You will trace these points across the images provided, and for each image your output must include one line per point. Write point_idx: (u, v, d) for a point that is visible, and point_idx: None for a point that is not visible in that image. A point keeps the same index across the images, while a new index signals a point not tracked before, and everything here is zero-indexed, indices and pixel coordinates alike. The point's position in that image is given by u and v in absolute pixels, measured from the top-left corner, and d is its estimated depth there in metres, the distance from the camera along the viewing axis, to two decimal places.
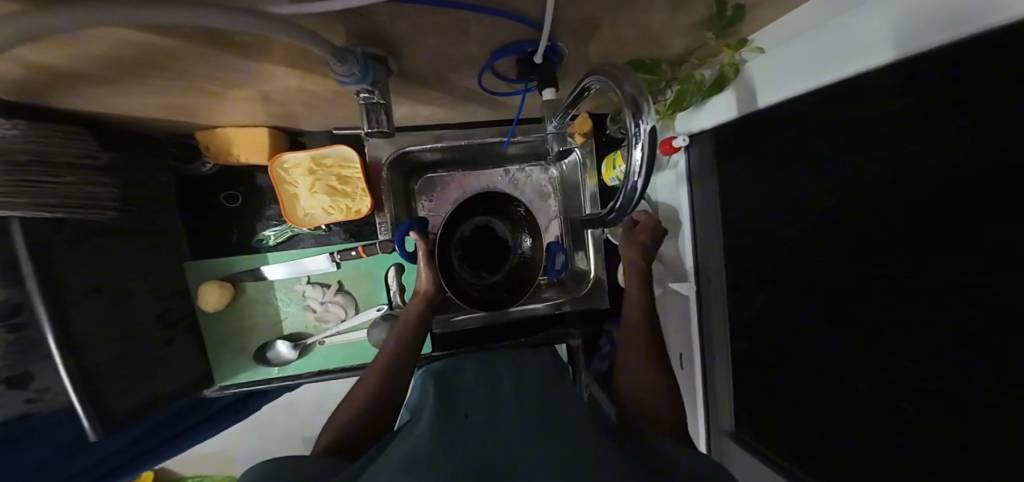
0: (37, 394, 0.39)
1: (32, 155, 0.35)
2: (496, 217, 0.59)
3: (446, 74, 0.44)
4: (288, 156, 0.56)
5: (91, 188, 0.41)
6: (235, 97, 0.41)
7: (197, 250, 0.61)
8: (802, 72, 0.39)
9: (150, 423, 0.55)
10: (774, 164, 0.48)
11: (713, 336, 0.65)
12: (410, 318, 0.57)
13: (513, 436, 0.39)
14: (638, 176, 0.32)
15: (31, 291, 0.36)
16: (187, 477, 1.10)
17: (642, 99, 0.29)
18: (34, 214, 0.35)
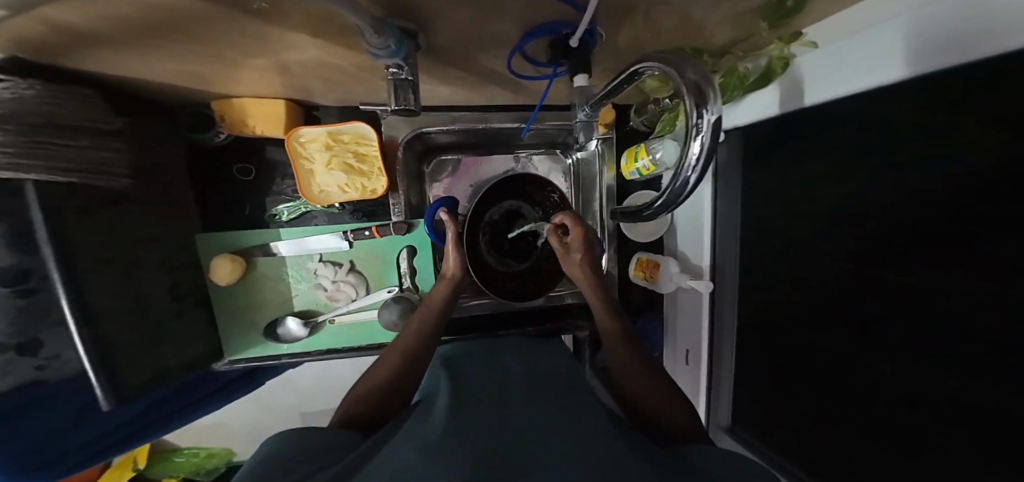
0: (47, 361, 0.41)
1: (44, 117, 0.33)
2: (526, 203, 0.66)
3: (473, 54, 0.43)
4: (304, 130, 0.55)
5: (106, 153, 0.40)
6: (256, 66, 0.39)
7: (211, 222, 0.61)
8: (851, 71, 0.38)
9: (153, 397, 0.56)
10: (812, 163, 0.46)
11: (726, 335, 0.66)
12: (435, 300, 0.57)
13: (530, 429, 0.37)
14: (693, 171, 0.28)
15: (47, 256, 0.34)
16: (183, 448, 1.11)
17: (707, 86, 0.25)
18: (50, 178, 0.34)
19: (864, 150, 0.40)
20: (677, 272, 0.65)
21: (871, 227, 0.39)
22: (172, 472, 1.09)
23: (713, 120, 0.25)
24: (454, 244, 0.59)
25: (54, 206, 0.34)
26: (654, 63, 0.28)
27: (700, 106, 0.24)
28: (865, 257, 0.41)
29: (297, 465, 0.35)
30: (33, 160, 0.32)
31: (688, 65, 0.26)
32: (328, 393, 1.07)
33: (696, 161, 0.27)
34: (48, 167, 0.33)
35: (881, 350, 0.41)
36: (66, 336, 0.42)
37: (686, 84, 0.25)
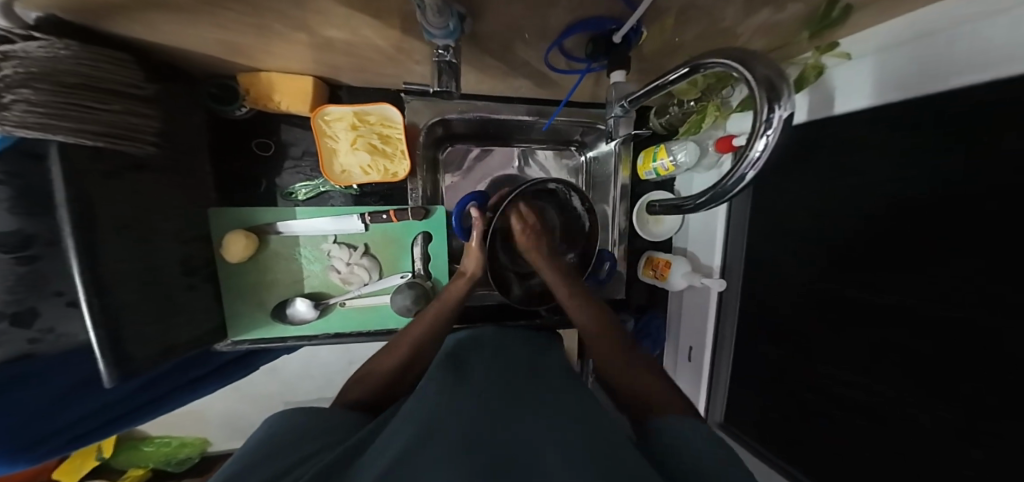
0: (41, 334, 0.38)
1: (79, 78, 0.32)
2: (551, 205, 0.67)
3: (513, 44, 0.43)
4: (332, 109, 0.54)
5: (136, 119, 0.39)
6: (298, 41, 0.39)
7: (223, 197, 0.60)
8: (887, 84, 0.40)
9: (147, 377, 0.54)
10: (826, 173, 0.49)
11: (729, 334, 0.69)
12: (455, 294, 0.58)
13: (528, 418, 0.36)
14: (752, 167, 0.29)
15: (64, 220, 0.32)
16: (153, 437, 1.06)
17: (780, 82, 0.26)
18: (77, 140, 0.32)
19: (877, 162, 0.42)
20: (686, 272, 0.67)
21: (882, 235, 0.42)
22: (137, 462, 1.05)
23: (784, 115, 0.26)
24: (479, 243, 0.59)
25: (82, 170, 0.33)
26: (721, 58, 0.29)
27: (774, 102, 0.25)
28: (875, 263, 0.44)
29: (300, 446, 0.35)
30: (62, 122, 0.30)
31: (759, 60, 0.27)
32: (316, 382, 1.06)
33: (760, 155, 0.28)
34: (77, 129, 0.31)
35: (883, 350, 0.43)
36: (65, 309, 0.39)
37: (758, 78, 0.26)
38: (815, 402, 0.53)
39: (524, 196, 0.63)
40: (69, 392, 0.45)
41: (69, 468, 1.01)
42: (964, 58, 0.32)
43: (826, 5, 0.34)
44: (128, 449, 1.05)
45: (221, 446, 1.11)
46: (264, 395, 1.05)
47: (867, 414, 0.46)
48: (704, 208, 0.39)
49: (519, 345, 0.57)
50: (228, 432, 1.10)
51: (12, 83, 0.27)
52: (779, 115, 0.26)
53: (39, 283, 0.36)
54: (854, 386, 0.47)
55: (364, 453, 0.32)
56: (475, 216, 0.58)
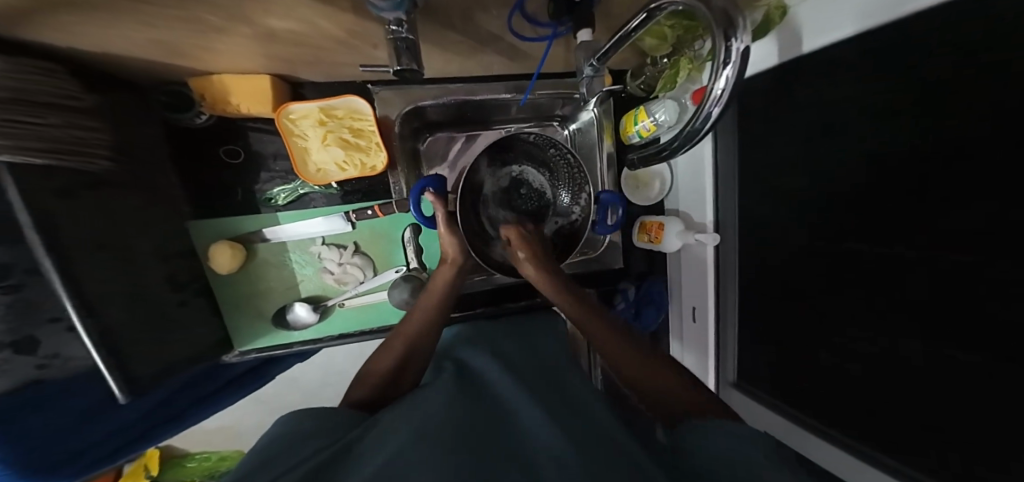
0: (46, 359, 0.37)
1: (10, 93, 0.30)
2: (533, 167, 0.64)
3: (473, 13, 0.41)
4: (294, 106, 0.53)
5: (80, 132, 0.38)
6: (242, 34, 0.37)
7: (201, 211, 0.60)
8: (853, 11, 0.38)
9: (163, 391, 0.55)
10: (811, 115, 0.48)
11: (732, 291, 0.69)
12: (440, 283, 0.56)
13: (532, 426, 0.38)
14: (716, 104, 0.31)
15: (35, 248, 0.32)
16: (193, 453, 1.12)
17: (735, 13, 0.26)
18: (25, 160, 0.31)
19: (859, 96, 0.41)
20: (680, 231, 0.66)
21: (868, 171, 0.41)
22: (183, 477, 1.10)
23: (741, 48, 0.27)
24: (446, 225, 0.57)
25: (39, 188, 0.32)
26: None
27: (730, 35, 0.26)
28: (866, 196, 0.42)
29: (298, 448, 0.35)
30: (7, 140, 0.29)
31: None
32: (335, 388, 1.08)
33: (723, 91, 0.30)
34: (21, 147, 0.30)
35: (883, 285, 0.42)
36: (64, 334, 0.38)
37: (716, 15, 0.26)
38: (822, 350, 0.53)
39: (495, 165, 0.62)
40: (82, 416, 0.45)
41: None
42: None
43: None
44: (172, 466, 1.11)
45: None
46: (285, 405, 1.08)
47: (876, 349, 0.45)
48: (678, 152, 0.43)
49: (522, 351, 0.58)
50: None
51: None
52: (739, 47, 0.26)
53: (38, 313, 0.35)
54: (859, 329, 0.47)
55: (362, 452, 0.32)
56: (434, 200, 0.55)
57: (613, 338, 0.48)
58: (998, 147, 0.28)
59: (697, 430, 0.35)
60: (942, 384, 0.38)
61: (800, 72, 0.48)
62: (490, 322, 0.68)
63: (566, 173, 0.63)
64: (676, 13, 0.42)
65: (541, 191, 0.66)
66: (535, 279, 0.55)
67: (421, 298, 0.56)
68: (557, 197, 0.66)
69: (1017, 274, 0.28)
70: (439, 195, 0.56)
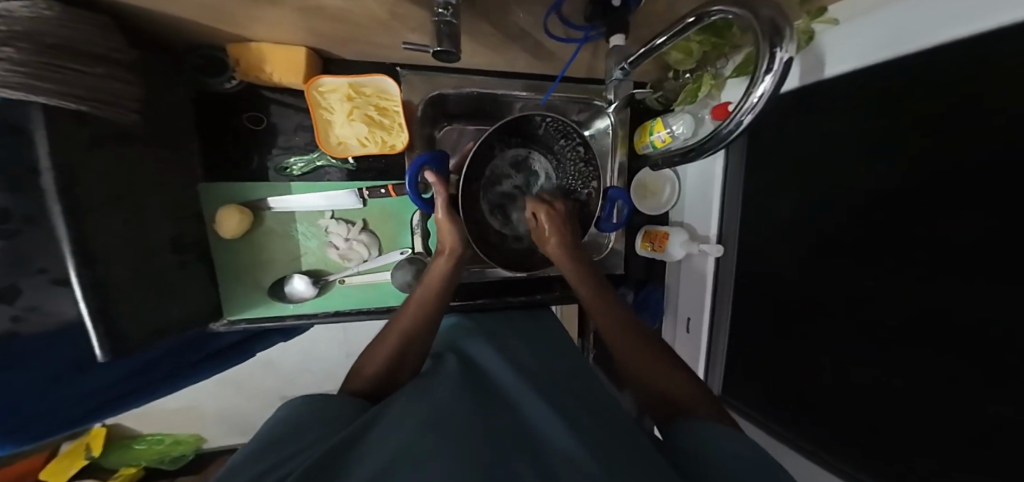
0: (24, 312, 0.35)
1: (57, 39, 0.30)
2: (537, 151, 0.65)
3: (510, 7, 0.42)
4: (325, 80, 0.54)
5: (119, 85, 0.38)
6: (289, 5, 0.38)
7: (213, 174, 0.59)
8: (873, 44, 0.41)
9: (145, 356, 0.54)
10: (820, 144, 0.51)
11: (725, 307, 0.71)
12: (436, 275, 0.54)
13: (545, 428, 0.39)
14: (749, 112, 0.33)
15: (48, 191, 0.31)
16: (145, 435, 1.05)
17: (783, 22, 0.29)
18: (60, 105, 0.31)
19: (867, 128, 0.44)
20: (684, 241, 0.69)
21: (870, 198, 0.44)
22: (128, 461, 1.03)
23: (784, 58, 0.29)
24: (445, 211, 0.54)
25: (66, 134, 0.32)
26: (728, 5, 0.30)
27: (775, 44, 0.28)
28: (868, 222, 0.45)
29: (304, 437, 0.35)
30: (45, 83, 0.29)
31: (763, 2, 0.29)
32: (316, 373, 1.08)
33: (758, 101, 0.32)
34: (58, 91, 0.30)
35: (876, 309, 0.45)
36: (51, 287, 0.36)
37: (762, 23, 0.29)
38: (811, 369, 0.55)
39: (502, 147, 0.62)
40: (58, 374, 0.43)
41: (56, 469, 0.99)
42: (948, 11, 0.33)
43: None
44: (117, 448, 1.03)
45: (218, 443, 1.11)
46: (259, 387, 1.06)
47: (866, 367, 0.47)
48: (702, 156, 0.44)
49: (533, 353, 0.58)
50: (224, 427, 1.09)
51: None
52: (783, 56, 0.29)
53: (22, 260, 0.33)
54: (848, 350, 0.49)
55: (369, 441, 0.33)
56: (434, 183, 0.52)
57: (622, 325, 0.50)
58: (999, 187, 0.31)
59: (704, 436, 0.37)
60: (928, 407, 0.40)
61: (808, 101, 0.52)
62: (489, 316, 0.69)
63: (573, 161, 0.65)
64: (707, 28, 0.45)
65: (544, 177, 0.66)
66: (558, 256, 0.57)
67: (417, 289, 0.54)
68: (571, 192, 0.67)
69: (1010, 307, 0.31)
70: (439, 176, 0.53)
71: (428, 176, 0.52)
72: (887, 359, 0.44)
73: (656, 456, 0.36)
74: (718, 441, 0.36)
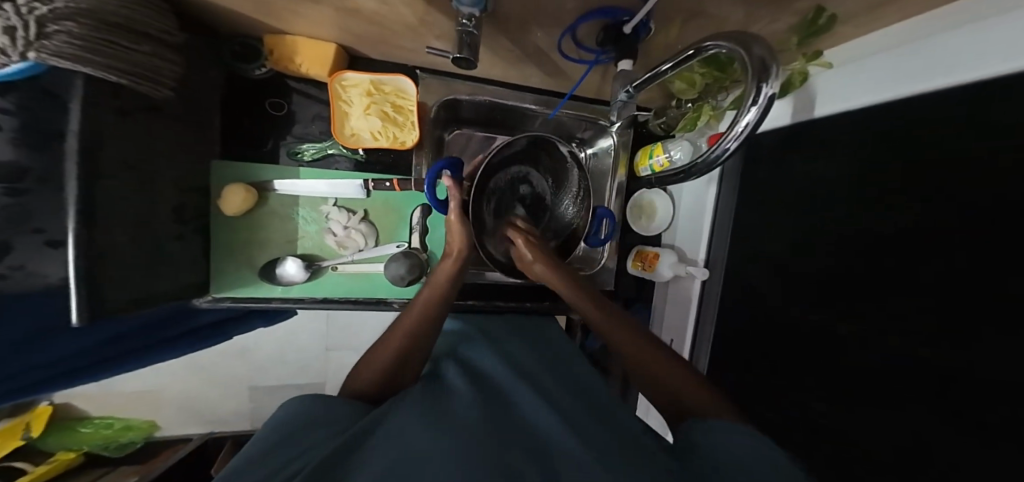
0: (9, 270, 0.34)
1: (117, 18, 0.33)
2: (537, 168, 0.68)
3: (532, 28, 0.45)
4: (349, 75, 0.58)
5: (160, 63, 0.40)
6: (330, 4, 0.40)
7: (225, 152, 0.60)
8: (861, 90, 0.45)
9: (114, 328, 0.52)
10: (812, 183, 0.54)
11: (708, 330, 0.73)
12: (443, 276, 0.54)
13: (551, 439, 0.40)
14: (735, 139, 0.36)
15: (72, 151, 0.32)
16: (93, 418, 1.00)
17: (771, 62, 0.31)
18: (104, 76, 0.33)
19: (858, 170, 0.47)
20: (673, 263, 0.71)
21: (856, 236, 0.47)
22: (70, 445, 0.95)
23: (769, 93, 0.31)
24: (457, 213, 0.56)
25: (101, 102, 0.34)
26: (721, 41, 0.33)
27: (763, 80, 0.30)
28: (852, 259, 0.47)
29: (303, 440, 0.36)
30: (93, 56, 0.31)
31: (756, 41, 0.31)
32: (288, 366, 1.05)
33: (744, 129, 0.35)
34: (105, 65, 0.32)
35: (855, 346, 0.46)
36: (42, 249, 0.35)
37: (754, 59, 0.31)
38: (789, 401, 0.56)
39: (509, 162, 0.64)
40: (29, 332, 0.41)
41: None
42: (932, 66, 0.36)
43: (813, 13, 0.39)
44: (59, 431, 0.96)
45: (174, 431, 1.06)
46: (227, 376, 1.03)
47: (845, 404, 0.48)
48: (693, 174, 0.46)
49: (543, 363, 0.59)
50: (182, 416, 1.05)
51: (60, 14, 0.28)
52: (767, 91, 0.31)
53: (24, 216, 0.33)
54: (826, 383, 0.50)
55: (374, 444, 0.34)
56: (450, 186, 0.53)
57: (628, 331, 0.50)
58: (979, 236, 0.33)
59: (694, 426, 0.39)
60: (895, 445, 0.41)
61: (803, 141, 0.55)
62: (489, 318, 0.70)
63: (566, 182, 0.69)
64: (710, 62, 0.48)
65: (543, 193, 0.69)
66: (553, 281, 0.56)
67: (421, 291, 0.53)
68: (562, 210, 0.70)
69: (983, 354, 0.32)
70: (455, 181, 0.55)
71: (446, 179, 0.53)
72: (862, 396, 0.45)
73: (654, 454, 0.39)
74: (701, 435, 0.37)
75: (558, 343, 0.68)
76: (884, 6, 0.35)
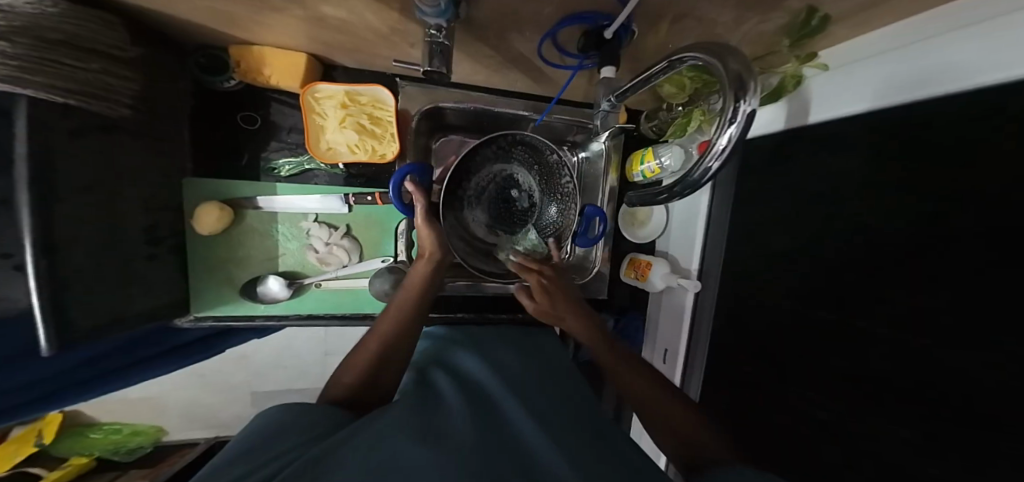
0: None
1: (60, 35, 0.31)
2: (521, 168, 0.64)
3: (508, 33, 0.43)
4: (322, 86, 0.55)
5: (112, 80, 0.38)
6: (290, 14, 0.38)
7: (201, 168, 0.58)
8: (860, 92, 0.43)
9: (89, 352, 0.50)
10: (808, 187, 0.51)
11: (701, 341, 0.71)
12: (416, 279, 0.53)
13: (542, 458, 0.37)
14: (716, 160, 0.31)
15: (19, 176, 0.30)
16: (101, 423, 1.01)
17: (749, 77, 0.27)
18: (47, 97, 0.31)
19: (855, 175, 0.45)
20: (666, 273, 0.69)
21: (852, 245, 0.45)
22: (82, 450, 0.97)
23: (749, 111, 0.27)
24: (425, 218, 0.54)
25: (53, 126, 0.33)
26: (699, 54, 0.31)
27: (740, 97, 0.27)
28: (848, 269, 0.45)
29: (275, 443, 0.34)
30: (36, 76, 0.29)
31: (732, 55, 0.28)
32: (285, 375, 1.05)
33: (724, 147, 0.30)
34: (47, 85, 0.31)
35: (853, 359, 0.44)
36: (11, 272, 0.36)
37: (730, 74, 0.27)
38: (786, 412, 0.55)
39: (485, 159, 0.61)
40: None
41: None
42: (938, 69, 0.34)
43: (804, 14, 0.36)
44: (72, 435, 0.98)
45: (177, 437, 1.05)
46: (227, 384, 1.02)
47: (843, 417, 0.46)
48: (668, 200, 0.41)
49: (542, 377, 0.56)
50: (185, 421, 1.05)
51: None
52: (745, 108, 0.27)
53: None
54: (823, 396, 0.49)
55: (346, 448, 0.32)
56: (412, 191, 0.51)
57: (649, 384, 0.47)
58: (986, 250, 0.31)
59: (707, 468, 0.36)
60: (894, 462, 0.40)
61: (799, 142, 0.53)
62: (484, 330, 0.69)
63: (552, 179, 0.65)
64: (697, 68, 0.46)
65: (526, 190, 0.65)
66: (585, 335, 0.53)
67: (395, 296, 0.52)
68: (546, 209, 0.67)
69: (993, 374, 0.30)
70: (420, 186, 0.53)
71: (408, 185, 0.51)
72: (861, 410, 0.43)
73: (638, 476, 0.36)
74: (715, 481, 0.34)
75: (557, 352, 0.66)
76: (880, 4, 0.33)
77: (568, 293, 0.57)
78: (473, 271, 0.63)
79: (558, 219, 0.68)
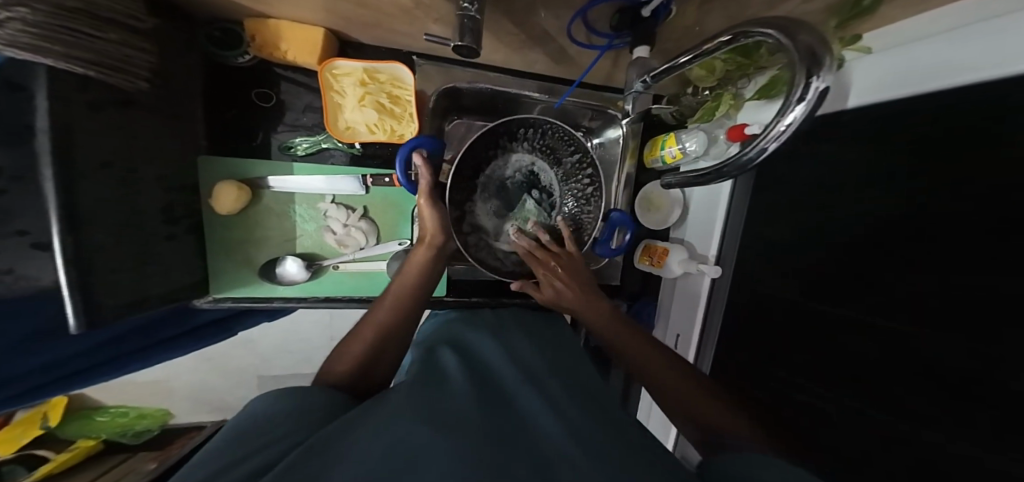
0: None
1: (77, 2, 0.30)
2: (541, 157, 0.65)
3: (537, 11, 0.42)
4: (340, 63, 0.54)
5: (129, 51, 0.36)
6: None
7: (213, 148, 0.57)
8: (905, 78, 0.41)
9: (110, 333, 0.50)
10: None
11: (715, 326, 0.74)
12: (415, 263, 0.52)
13: (555, 441, 0.38)
14: (772, 141, 0.30)
15: (42, 150, 0.29)
16: (108, 406, 1.03)
17: (821, 51, 0.26)
18: (67, 67, 0.30)
19: None
20: (682, 259, 0.70)
21: None
22: (88, 433, 1.00)
23: (820, 89, 0.26)
24: (427, 198, 0.52)
25: (72, 99, 0.32)
26: (761, 29, 0.29)
27: (813, 74, 0.26)
28: None
29: (283, 423, 0.34)
30: (54, 45, 0.28)
31: (803, 29, 0.27)
32: (294, 358, 1.06)
33: (786, 129, 0.29)
34: (68, 55, 0.29)
35: None
36: (29, 250, 0.35)
37: (801, 49, 0.26)
38: None
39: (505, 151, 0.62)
40: (21, 339, 0.40)
41: (7, 437, 0.93)
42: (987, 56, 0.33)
43: None
44: (78, 418, 1.00)
45: (186, 419, 1.07)
46: (235, 366, 1.03)
47: (869, 412, 0.50)
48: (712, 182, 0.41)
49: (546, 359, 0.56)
50: (194, 404, 1.06)
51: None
52: (818, 85, 0.26)
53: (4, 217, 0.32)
54: None
55: (365, 431, 0.32)
56: (419, 166, 0.50)
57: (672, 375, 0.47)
58: None
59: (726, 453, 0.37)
60: None
61: None
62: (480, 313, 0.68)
63: (575, 176, 0.65)
64: (735, 49, 0.46)
65: (541, 182, 0.65)
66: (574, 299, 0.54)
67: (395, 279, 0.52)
68: (562, 204, 0.67)
69: None
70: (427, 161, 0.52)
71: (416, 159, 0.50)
72: None
73: (647, 457, 0.38)
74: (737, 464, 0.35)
75: (564, 337, 0.67)
76: None
77: (574, 264, 0.57)
78: (473, 262, 0.62)
79: (574, 214, 0.67)
